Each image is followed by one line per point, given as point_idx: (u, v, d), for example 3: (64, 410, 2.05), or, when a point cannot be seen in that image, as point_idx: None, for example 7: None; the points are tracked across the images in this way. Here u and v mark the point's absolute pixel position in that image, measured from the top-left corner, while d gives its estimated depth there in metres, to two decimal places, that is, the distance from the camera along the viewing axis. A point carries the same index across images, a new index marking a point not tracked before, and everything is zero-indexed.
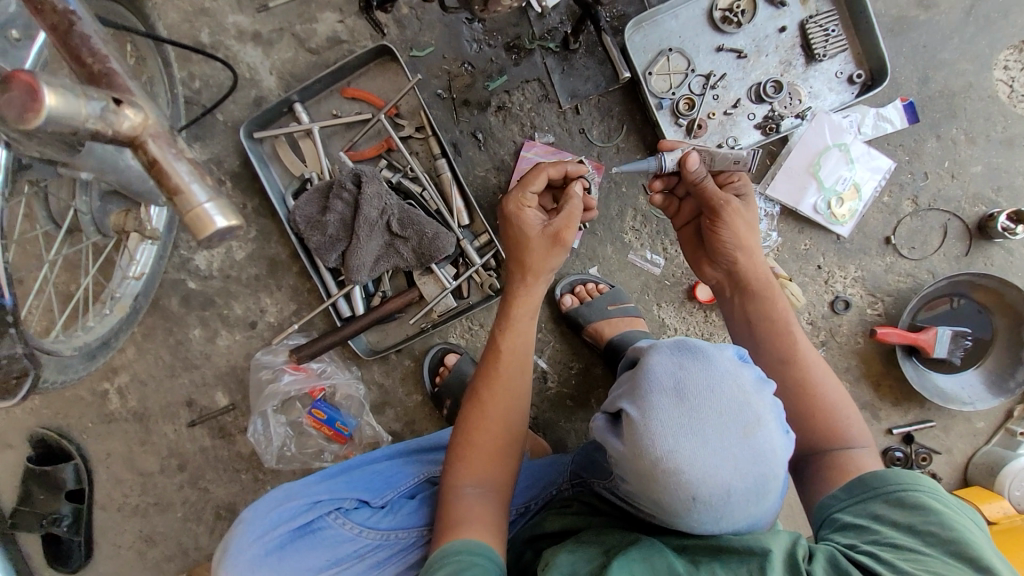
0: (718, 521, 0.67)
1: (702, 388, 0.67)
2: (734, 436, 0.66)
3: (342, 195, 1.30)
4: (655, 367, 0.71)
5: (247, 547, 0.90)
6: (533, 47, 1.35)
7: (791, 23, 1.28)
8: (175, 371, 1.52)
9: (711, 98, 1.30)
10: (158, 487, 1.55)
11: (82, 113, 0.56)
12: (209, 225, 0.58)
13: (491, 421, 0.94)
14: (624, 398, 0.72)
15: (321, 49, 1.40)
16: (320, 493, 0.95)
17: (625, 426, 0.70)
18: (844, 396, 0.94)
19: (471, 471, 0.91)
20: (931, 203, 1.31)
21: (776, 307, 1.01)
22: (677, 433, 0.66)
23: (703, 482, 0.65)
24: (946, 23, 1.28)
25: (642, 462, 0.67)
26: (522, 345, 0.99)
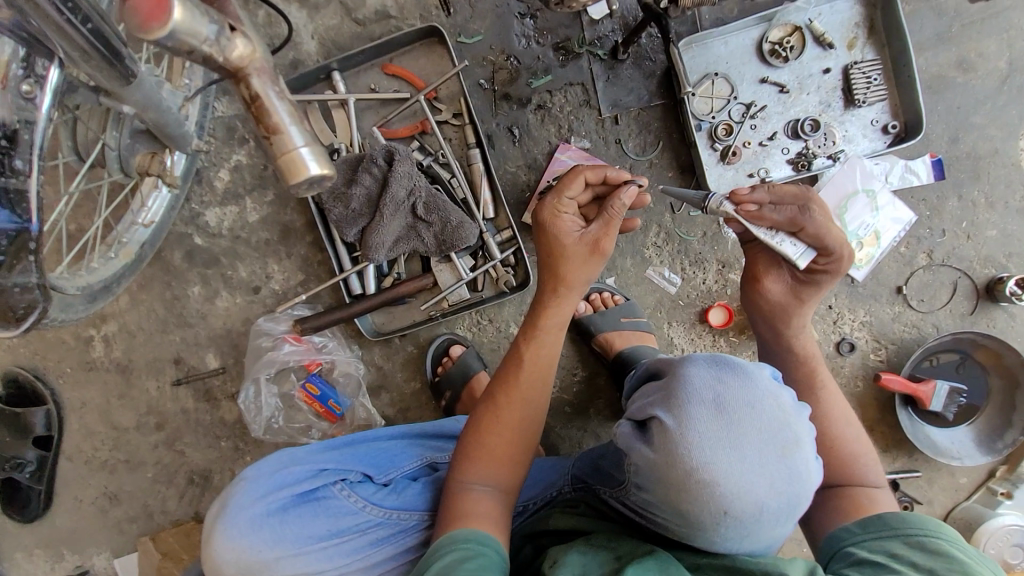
0: (743, 536, 0.73)
1: (743, 404, 0.74)
2: (771, 455, 0.72)
3: (372, 170, 1.28)
4: (694, 379, 0.77)
5: (250, 505, 0.92)
6: (581, 51, 1.36)
7: (835, 66, 1.30)
8: (167, 327, 1.46)
9: (749, 127, 1.31)
10: (131, 444, 1.49)
11: (201, 33, 0.57)
12: (305, 169, 0.61)
13: (504, 425, 0.94)
14: (658, 406, 0.78)
15: (367, 21, 1.38)
16: (325, 462, 0.99)
17: (659, 433, 0.75)
18: (863, 438, 0.97)
19: (478, 467, 0.92)
20: (945, 259, 1.34)
21: (801, 349, 1.03)
22: (715, 445, 0.72)
23: (737, 496, 0.71)
24: (980, 89, 1.32)
25: (676, 471, 0.72)
26: (544, 355, 0.99)
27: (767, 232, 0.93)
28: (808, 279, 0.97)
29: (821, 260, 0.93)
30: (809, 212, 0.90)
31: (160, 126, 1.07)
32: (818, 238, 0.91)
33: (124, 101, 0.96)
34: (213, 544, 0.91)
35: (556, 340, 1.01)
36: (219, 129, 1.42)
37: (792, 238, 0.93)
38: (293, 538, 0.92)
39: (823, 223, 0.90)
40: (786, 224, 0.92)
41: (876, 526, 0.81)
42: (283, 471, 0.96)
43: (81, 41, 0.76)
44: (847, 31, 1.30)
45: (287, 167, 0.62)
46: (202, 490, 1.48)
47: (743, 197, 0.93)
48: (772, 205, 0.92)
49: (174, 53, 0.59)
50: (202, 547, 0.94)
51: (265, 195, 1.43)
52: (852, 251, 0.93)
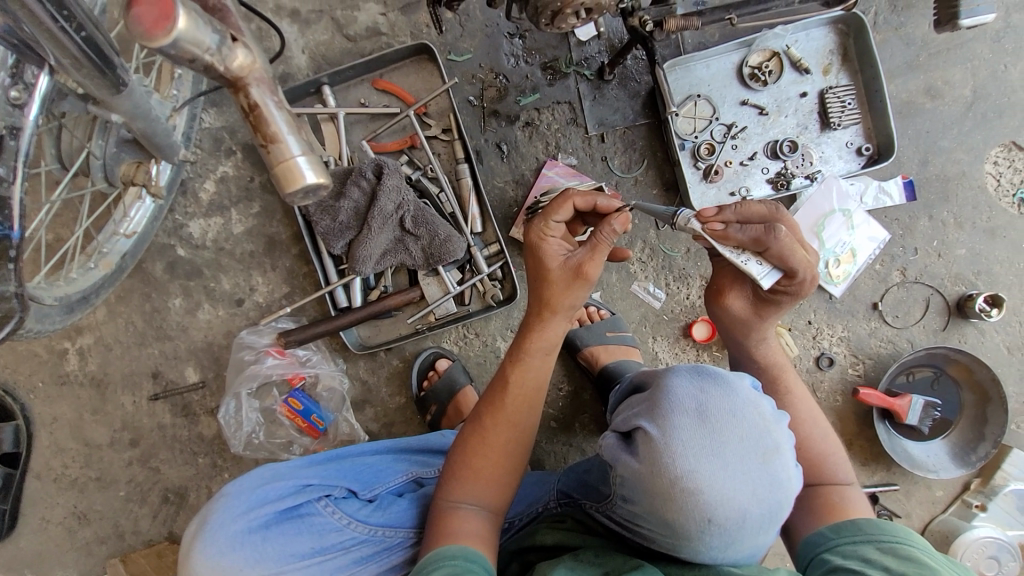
0: (728, 545, 0.74)
1: (725, 412, 0.75)
2: (752, 462, 0.73)
3: (360, 183, 1.28)
4: (677, 389, 0.78)
5: (231, 521, 0.90)
6: (568, 71, 1.39)
7: (812, 90, 1.36)
8: (145, 340, 1.43)
9: (730, 147, 1.35)
10: (103, 461, 1.44)
11: (204, 42, 0.57)
12: (301, 179, 0.62)
13: (490, 446, 0.93)
14: (642, 416, 0.78)
15: (358, 37, 1.39)
16: (310, 477, 0.97)
17: (643, 444, 0.76)
18: (831, 437, 0.97)
19: (465, 486, 0.91)
20: (918, 276, 1.39)
21: (764, 360, 1.02)
22: (699, 453, 0.73)
23: (720, 504, 0.71)
24: (947, 114, 1.38)
25: (660, 480, 0.73)
26: (531, 379, 0.96)
27: (732, 252, 0.86)
28: (772, 299, 0.92)
29: (787, 283, 0.87)
30: (775, 233, 0.83)
31: (148, 136, 1.06)
32: (782, 259, 0.84)
33: (113, 110, 0.95)
34: (192, 563, 0.88)
35: (544, 364, 0.97)
36: (205, 140, 1.41)
37: (757, 259, 0.86)
38: (276, 556, 0.89)
39: (789, 245, 0.83)
40: (751, 244, 0.85)
41: (850, 531, 0.82)
42: (266, 487, 0.94)
43: (74, 50, 0.77)
44: (822, 57, 1.36)
45: (284, 175, 0.62)
46: (177, 508, 1.44)
47: (710, 217, 0.87)
48: (738, 224, 0.86)
49: (175, 61, 0.58)
50: (179, 566, 0.91)
51: (250, 207, 1.42)
52: (817, 274, 0.86)
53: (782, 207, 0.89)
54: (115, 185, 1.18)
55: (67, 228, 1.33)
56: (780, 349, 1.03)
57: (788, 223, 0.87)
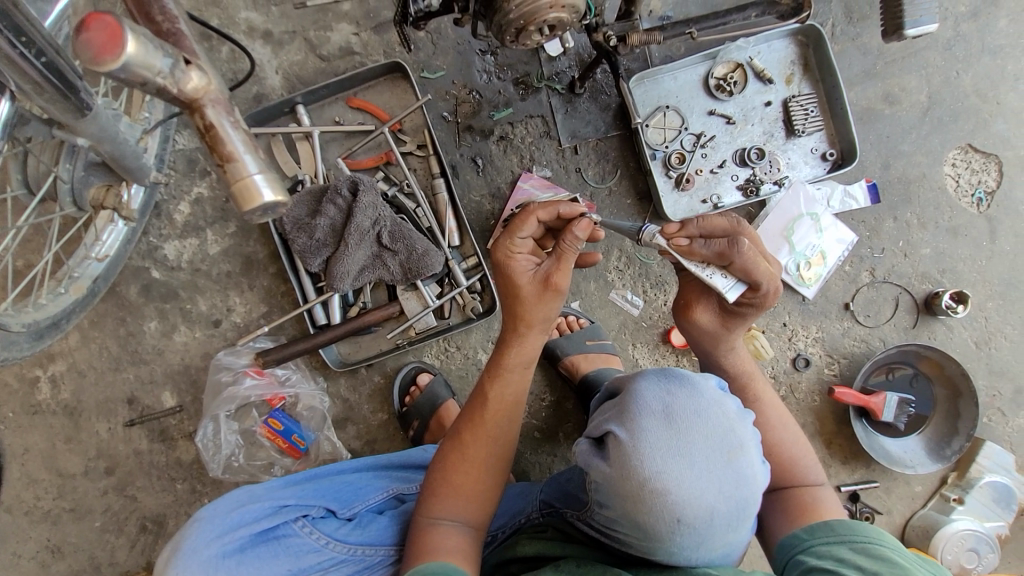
0: (700, 544, 0.75)
1: (690, 413, 0.76)
2: (718, 460, 0.75)
3: (336, 201, 1.29)
4: (644, 392, 0.79)
5: (204, 546, 0.86)
6: (540, 85, 1.42)
7: (776, 99, 1.40)
8: (120, 365, 1.41)
9: (700, 155, 1.39)
10: (77, 491, 1.40)
11: (155, 66, 0.58)
12: (257, 197, 0.62)
13: (470, 460, 0.93)
14: (612, 421, 0.79)
15: (331, 57, 1.41)
16: (286, 498, 0.95)
17: (613, 448, 0.76)
18: (800, 438, 0.99)
19: (445, 500, 0.91)
20: (886, 276, 1.42)
21: (733, 371, 1.03)
22: (665, 453, 0.74)
23: (689, 503, 0.72)
24: (905, 120, 1.44)
25: (630, 483, 0.74)
26: (510, 393, 0.96)
27: (698, 266, 0.88)
28: (740, 311, 0.93)
29: (751, 296, 0.90)
30: (738, 247, 0.85)
31: (117, 159, 1.06)
32: (746, 272, 0.86)
33: (78, 133, 0.95)
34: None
35: (523, 377, 0.97)
36: (179, 162, 1.40)
37: (721, 272, 0.89)
38: None
39: (752, 257, 0.85)
40: (716, 258, 0.87)
41: (824, 532, 0.84)
42: (240, 509, 0.92)
43: (35, 75, 0.77)
44: (784, 67, 1.40)
45: (241, 194, 0.63)
46: (155, 537, 1.40)
47: (674, 232, 0.88)
48: (702, 239, 0.87)
49: (126, 84, 0.58)
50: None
51: (226, 227, 1.42)
52: (779, 285, 0.89)
53: (744, 221, 0.92)
54: (85, 208, 1.17)
55: (37, 254, 1.31)
56: (748, 359, 1.05)
57: (751, 237, 0.89)
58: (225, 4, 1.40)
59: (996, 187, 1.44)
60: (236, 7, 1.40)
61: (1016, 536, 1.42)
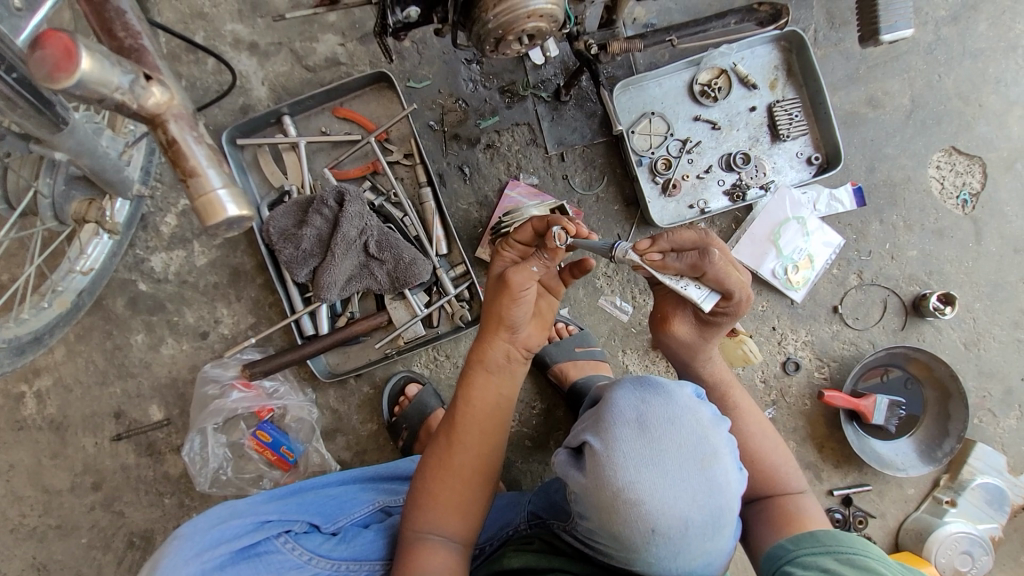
0: (676, 555, 0.74)
1: (665, 421, 0.76)
2: (692, 469, 0.75)
3: (322, 212, 1.28)
4: (619, 402, 0.80)
5: (183, 564, 0.83)
6: (526, 93, 1.42)
7: (760, 104, 1.42)
8: (107, 379, 1.40)
9: (686, 161, 1.41)
10: (63, 508, 1.39)
11: (114, 82, 0.58)
12: (221, 211, 0.62)
13: (447, 467, 0.93)
14: (589, 431, 0.80)
15: (317, 68, 1.42)
16: (268, 514, 0.94)
17: (589, 459, 0.77)
18: (780, 446, 0.99)
19: (427, 513, 0.91)
20: (874, 279, 1.43)
21: (712, 381, 1.03)
22: (639, 463, 0.74)
23: (662, 513, 0.73)
24: (889, 123, 1.45)
25: (605, 493, 0.74)
26: (479, 398, 0.95)
27: (672, 280, 0.87)
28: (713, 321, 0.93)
29: (721, 304, 0.89)
30: (709, 258, 0.83)
31: (98, 172, 1.05)
32: (719, 282, 0.85)
33: (56, 148, 0.94)
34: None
35: (497, 383, 0.96)
36: (165, 174, 1.41)
37: (697, 284, 0.87)
38: None
39: (724, 267, 0.84)
40: (689, 271, 0.86)
41: (808, 542, 0.83)
42: (221, 526, 0.89)
43: (7, 91, 0.77)
44: (768, 73, 1.42)
45: (204, 209, 0.63)
46: (143, 553, 1.39)
47: (646, 248, 0.86)
48: (675, 253, 0.86)
49: (82, 100, 0.58)
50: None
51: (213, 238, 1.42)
52: (752, 293, 0.88)
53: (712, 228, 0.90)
54: (66, 222, 1.15)
55: (20, 270, 1.31)
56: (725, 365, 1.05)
57: (720, 244, 0.87)
58: (210, 16, 1.40)
59: (980, 188, 1.45)
60: (221, 19, 1.40)
61: (1010, 537, 1.41)
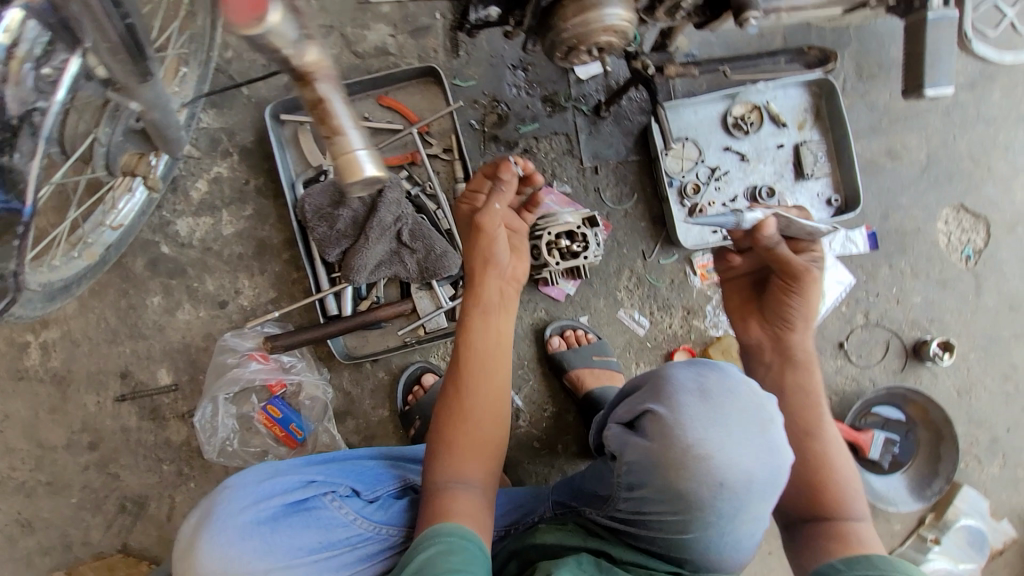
0: (739, 509, 0.79)
1: (724, 390, 0.82)
2: (754, 431, 0.80)
3: (361, 194, 1.30)
4: (676, 375, 0.85)
5: (241, 511, 0.91)
6: (567, 105, 1.47)
7: (788, 142, 1.49)
8: (117, 338, 1.39)
9: (713, 188, 1.46)
10: (56, 464, 1.37)
11: (290, 36, 0.54)
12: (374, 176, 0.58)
13: (461, 415, 0.95)
14: (647, 400, 0.84)
15: (366, 54, 1.44)
16: (315, 473, 0.98)
17: (654, 423, 0.81)
18: (852, 472, 0.96)
19: (450, 461, 0.93)
20: (879, 319, 1.49)
21: (814, 371, 1.03)
22: (705, 423, 0.79)
23: (729, 469, 0.78)
24: (905, 175, 1.53)
25: (673, 451, 0.79)
26: (479, 342, 0.99)
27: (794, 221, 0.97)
28: (791, 285, 1.00)
29: (802, 255, 1.01)
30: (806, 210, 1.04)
31: (159, 128, 1.06)
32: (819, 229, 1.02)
33: (135, 97, 0.97)
34: (197, 556, 0.89)
35: (501, 334, 1.01)
36: (201, 140, 1.40)
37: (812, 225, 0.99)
38: (284, 548, 0.90)
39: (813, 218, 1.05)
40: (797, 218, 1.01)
41: (861, 565, 0.82)
42: (272, 480, 0.95)
43: None
44: (797, 114, 1.49)
45: (353, 174, 0.58)
46: (135, 517, 1.38)
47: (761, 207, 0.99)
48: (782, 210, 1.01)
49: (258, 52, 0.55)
50: (179, 565, 0.91)
51: (242, 209, 1.42)
52: None
53: None
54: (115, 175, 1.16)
55: (49, 220, 1.30)
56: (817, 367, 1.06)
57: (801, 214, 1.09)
58: None
59: (984, 246, 1.53)
60: None
61: None
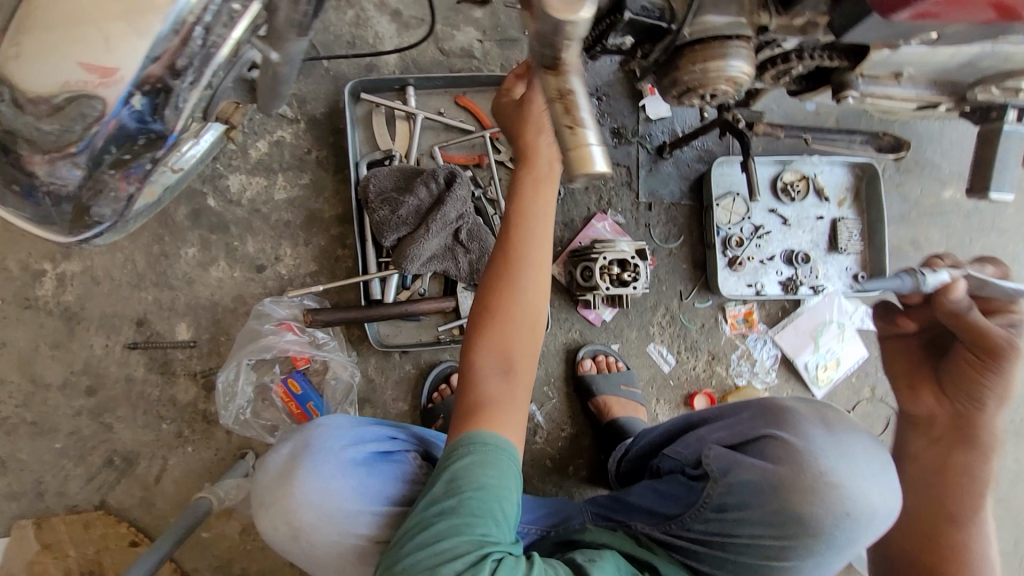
0: (853, 540, 0.87)
1: (846, 430, 0.93)
2: (876, 471, 0.89)
3: (429, 185, 1.30)
4: (800, 412, 0.96)
5: (338, 448, 1.00)
6: (633, 140, 1.52)
7: (827, 215, 1.57)
8: (142, 283, 1.32)
9: (754, 245, 1.52)
10: (46, 404, 1.28)
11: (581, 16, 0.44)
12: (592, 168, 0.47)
13: (502, 310, 0.89)
14: (774, 428, 0.94)
15: (451, 53, 1.46)
16: (399, 433, 1.08)
17: (784, 447, 0.90)
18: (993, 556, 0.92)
19: (487, 354, 0.89)
20: (883, 396, 1.58)
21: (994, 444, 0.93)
22: (835, 455, 0.89)
23: (856, 499, 0.86)
24: (924, 266, 1.64)
25: (807, 475, 0.87)
26: (526, 229, 0.88)
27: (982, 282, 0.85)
28: (986, 362, 0.88)
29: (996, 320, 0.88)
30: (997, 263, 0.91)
31: None
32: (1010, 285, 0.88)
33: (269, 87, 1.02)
34: (293, 487, 0.97)
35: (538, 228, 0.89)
36: None
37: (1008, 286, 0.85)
38: (372, 489, 0.98)
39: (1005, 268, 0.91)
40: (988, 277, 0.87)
41: None
42: (364, 429, 1.05)
43: None
44: (839, 191, 1.58)
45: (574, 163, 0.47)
46: (120, 474, 1.30)
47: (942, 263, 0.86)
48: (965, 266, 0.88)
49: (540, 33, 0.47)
50: (272, 491, 0.99)
51: (298, 177, 1.39)
52: None
53: None
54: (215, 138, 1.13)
55: None
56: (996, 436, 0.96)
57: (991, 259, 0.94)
58: None
59: None
60: None
61: None
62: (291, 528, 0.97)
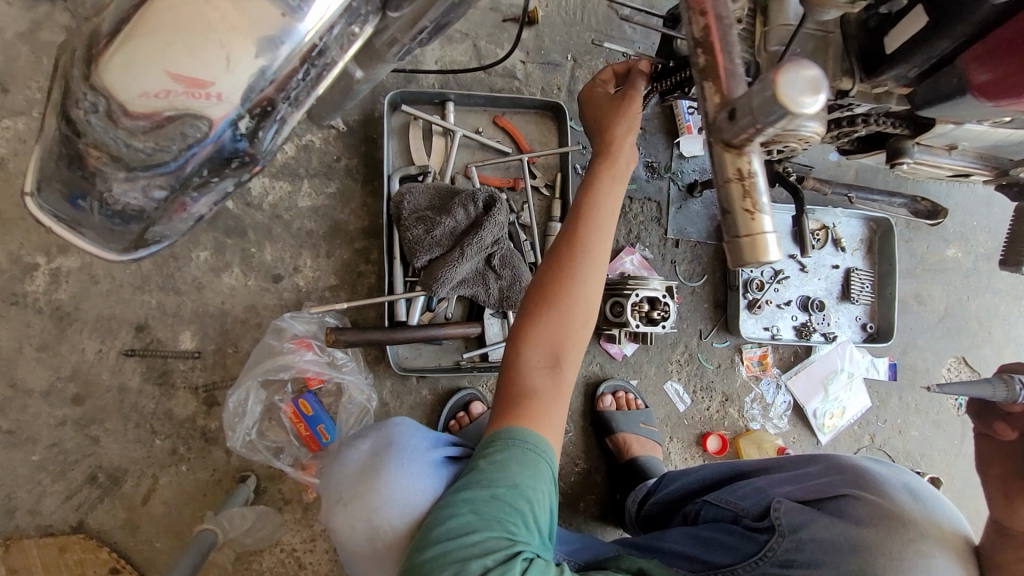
0: None
1: (931, 505, 0.99)
2: (959, 550, 0.93)
3: (467, 207, 1.26)
4: (887, 480, 1.01)
5: (423, 449, 0.98)
6: (665, 175, 1.51)
7: (842, 264, 1.59)
8: (145, 285, 1.22)
9: (773, 289, 1.52)
10: (26, 412, 1.16)
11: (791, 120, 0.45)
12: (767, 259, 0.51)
13: (558, 301, 0.88)
14: (862, 488, 0.99)
15: (493, 71, 1.42)
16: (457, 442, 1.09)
17: (874, 505, 0.95)
18: None
19: (534, 343, 0.88)
20: (882, 444, 1.62)
21: None
22: (920, 524, 0.94)
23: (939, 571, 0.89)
24: (925, 321, 1.70)
25: (895, 537, 0.91)
26: (596, 222, 0.92)
27: None
28: None
29: None
30: None
31: None
32: None
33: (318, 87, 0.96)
34: (382, 481, 0.92)
35: (603, 226, 0.92)
36: None
37: None
38: None
39: None
40: None
41: None
42: (433, 433, 1.05)
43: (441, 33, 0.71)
44: (854, 242, 1.61)
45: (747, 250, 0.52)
46: (104, 493, 1.18)
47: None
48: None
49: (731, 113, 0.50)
50: (353, 491, 0.93)
51: (325, 185, 1.32)
52: None
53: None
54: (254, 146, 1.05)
55: None
56: None
57: None
58: None
59: None
60: None
61: None
62: (368, 528, 0.90)
